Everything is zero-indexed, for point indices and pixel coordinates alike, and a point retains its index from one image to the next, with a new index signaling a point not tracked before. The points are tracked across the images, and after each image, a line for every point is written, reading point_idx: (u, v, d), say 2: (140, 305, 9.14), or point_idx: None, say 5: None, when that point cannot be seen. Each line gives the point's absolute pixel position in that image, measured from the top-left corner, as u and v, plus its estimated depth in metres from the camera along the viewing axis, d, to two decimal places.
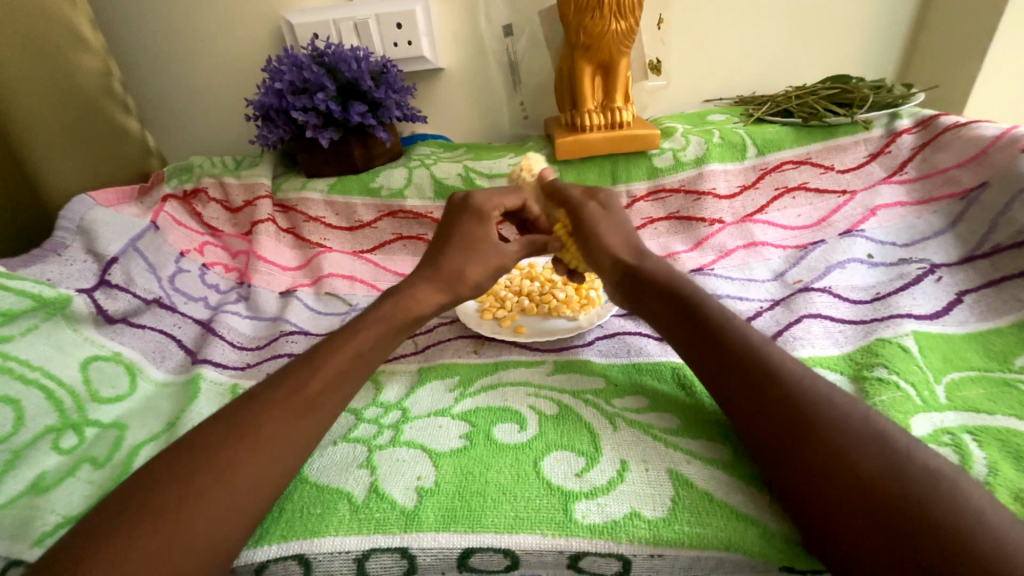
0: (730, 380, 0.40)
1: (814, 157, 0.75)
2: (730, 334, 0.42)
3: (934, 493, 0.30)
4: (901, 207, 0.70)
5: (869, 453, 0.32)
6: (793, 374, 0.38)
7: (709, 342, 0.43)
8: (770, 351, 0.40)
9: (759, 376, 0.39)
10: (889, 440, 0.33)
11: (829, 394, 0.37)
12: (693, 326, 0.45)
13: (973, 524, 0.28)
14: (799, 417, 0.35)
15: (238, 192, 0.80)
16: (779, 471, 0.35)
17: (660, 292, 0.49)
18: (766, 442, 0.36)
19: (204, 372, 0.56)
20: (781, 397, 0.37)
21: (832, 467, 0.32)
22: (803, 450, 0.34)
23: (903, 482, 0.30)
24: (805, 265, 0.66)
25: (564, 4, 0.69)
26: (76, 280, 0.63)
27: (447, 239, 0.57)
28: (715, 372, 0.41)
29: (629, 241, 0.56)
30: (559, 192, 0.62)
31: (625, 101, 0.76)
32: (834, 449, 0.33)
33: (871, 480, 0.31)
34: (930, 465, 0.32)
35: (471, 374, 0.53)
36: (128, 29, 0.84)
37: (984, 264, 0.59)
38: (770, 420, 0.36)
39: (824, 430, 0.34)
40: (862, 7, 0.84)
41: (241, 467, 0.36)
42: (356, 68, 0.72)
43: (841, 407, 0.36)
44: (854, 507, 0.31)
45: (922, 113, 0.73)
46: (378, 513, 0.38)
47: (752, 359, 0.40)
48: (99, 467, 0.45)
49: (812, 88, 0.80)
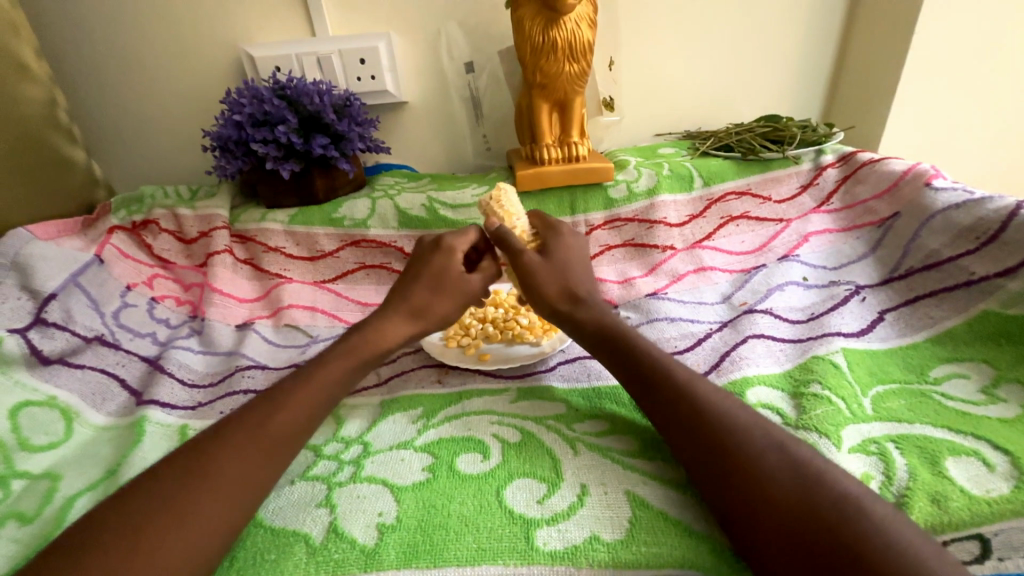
0: (663, 416, 0.43)
1: (753, 189, 0.82)
2: (660, 373, 0.45)
3: (844, 514, 0.32)
4: (830, 234, 0.77)
5: (784, 478, 0.35)
6: (718, 407, 0.41)
7: (642, 386, 0.45)
8: (698, 389, 0.43)
9: (687, 411, 0.41)
10: (802, 464, 0.36)
11: (748, 426, 0.39)
12: (629, 372, 0.47)
13: (880, 536, 0.31)
14: (743, 436, 0.38)
15: (193, 223, 0.77)
16: (715, 500, 0.37)
17: (598, 336, 0.52)
18: (701, 468, 0.38)
19: (150, 414, 0.53)
20: (706, 429, 0.39)
21: (752, 495, 0.35)
22: (728, 478, 0.37)
23: (814, 506, 0.33)
24: (749, 288, 0.71)
25: (521, 45, 0.73)
26: (9, 319, 0.60)
27: (431, 287, 0.56)
28: (653, 407, 0.44)
29: (565, 288, 0.56)
30: (503, 240, 0.59)
31: (581, 135, 0.81)
32: (754, 477, 0.36)
33: (786, 503, 0.34)
34: (840, 486, 0.34)
35: (435, 405, 0.53)
36: (76, 58, 0.82)
37: (901, 284, 0.65)
38: (702, 451, 0.39)
39: (744, 459, 0.37)
40: (786, 57, 0.94)
41: (189, 515, 0.35)
42: (318, 101, 0.72)
43: (759, 436, 0.38)
44: (770, 531, 0.33)
45: (842, 150, 0.82)
46: (337, 554, 0.37)
47: (679, 395, 0.43)
48: (27, 523, 0.42)
49: (749, 126, 0.88)
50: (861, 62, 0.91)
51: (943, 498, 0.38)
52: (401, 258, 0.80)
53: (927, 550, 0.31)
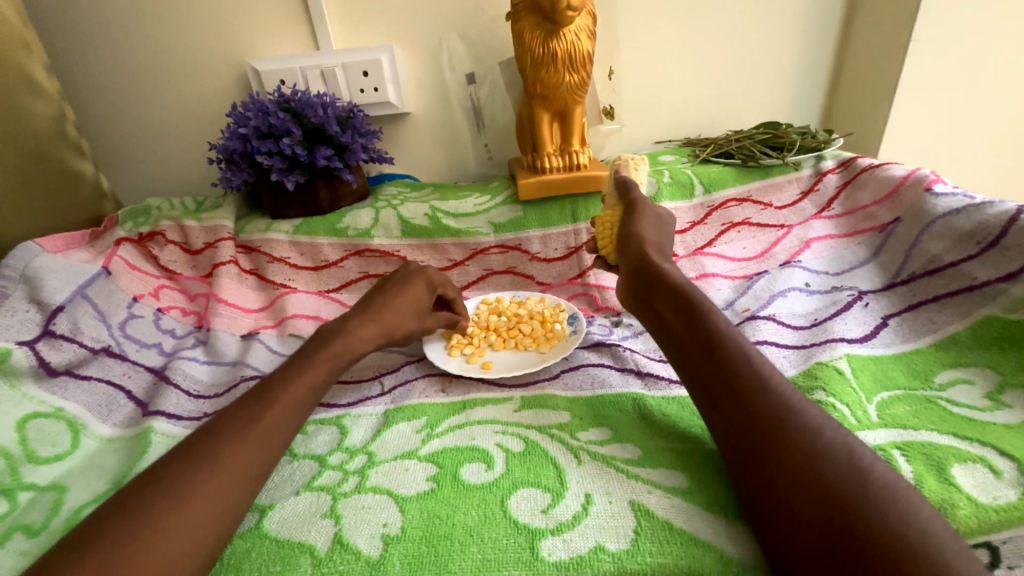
0: (723, 391, 0.42)
1: (754, 195, 0.82)
2: (726, 345, 0.45)
3: (886, 506, 0.32)
4: (831, 239, 0.77)
5: (836, 463, 0.35)
6: (777, 389, 0.41)
7: (710, 350, 0.45)
8: (762, 366, 0.43)
9: (746, 388, 0.41)
10: (855, 453, 0.36)
11: (803, 410, 0.39)
12: (698, 333, 0.47)
13: (920, 530, 0.31)
14: (774, 433, 0.38)
15: (198, 234, 0.78)
16: (755, 486, 0.37)
17: (674, 283, 0.53)
18: (741, 456, 0.39)
19: (155, 425, 0.53)
20: (761, 408, 0.40)
21: (798, 476, 0.35)
22: (777, 458, 0.37)
23: (859, 494, 0.33)
24: (752, 294, 0.71)
25: (521, 58, 0.74)
26: (16, 332, 0.60)
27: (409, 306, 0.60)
28: (715, 380, 0.44)
29: (660, 242, 0.61)
30: (627, 185, 0.69)
31: (581, 144, 0.82)
32: (801, 460, 0.36)
33: (833, 488, 0.34)
34: (885, 480, 0.34)
35: (438, 414, 0.53)
36: (84, 73, 0.84)
37: (903, 289, 0.65)
38: (754, 431, 0.39)
39: (799, 440, 0.37)
40: (785, 64, 0.95)
41: (192, 525, 0.35)
42: (322, 114, 0.73)
43: (813, 420, 0.38)
44: (808, 515, 0.34)
45: (843, 155, 0.81)
46: (341, 565, 0.37)
47: (736, 372, 0.43)
48: (33, 536, 0.42)
49: (749, 133, 0.89)
50: (859, 68, 0.92)
51: (949, 505, 0.38)
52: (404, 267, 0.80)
53: (962, 555, 0.31)
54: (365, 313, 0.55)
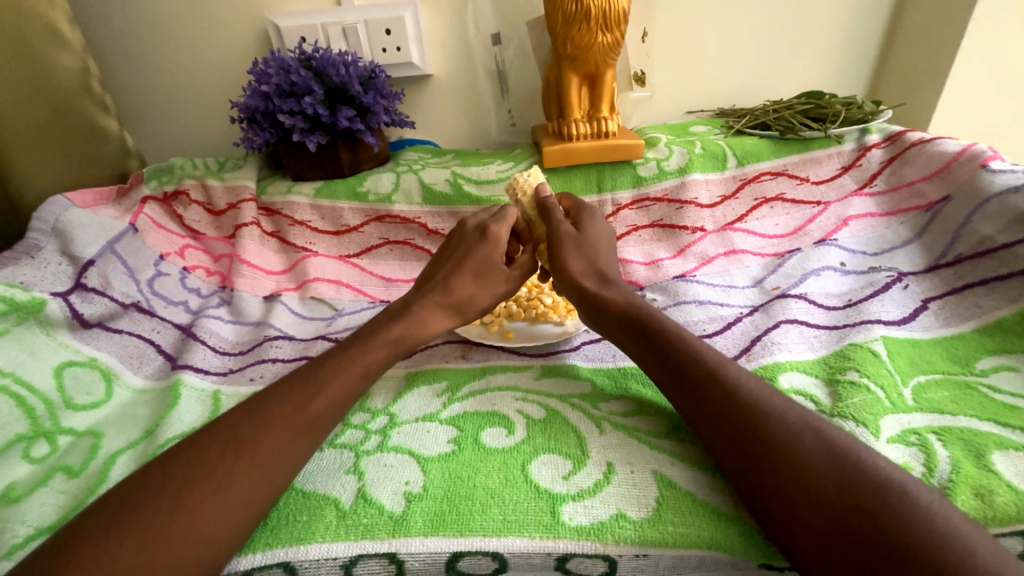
0: (694, 403, 0.41)
1: (790, 169, 0.78)
2: (690, 357, 0.43)
3: (889, 500, 0.31)
4: (871, 218, 0.73)
5: (822, 464, 0.34)
6: (755, 390, 0.40)
7: (673, 369, 0.43)
8: (733, 368, 0.42)
9: (732, 386, 0.40)
10: (844, 451, 0.35)
11: (783, 411, 0.38)
12: (653, 352, 0.46)
13: (936, 520, 0.30)
14: (769, 425, 0.37)
15: (221, 194, 0.79)
16: (750, 476, 0.36)
17: (616, 316, 0.50)
18: (735, 455, 0.37)
19: (185, 378, 0.54)
20: (749, 408, 0.38)
21: (788, 477, 0.34)
22: (764, 462, 0.35)
23: (857, 493, 0.32)
24: (783, 272, 0.68)
25: (552, 15, 0.70)
26: (51, 283, 0.61)
27: (474, 271, 0.55)
28: (681, 392, 0.42)
29: (591, 268, 0.56)
30: (546, 211, 0.62)
31: (610, 111, 0.78)
32: (796, 454, 0.35)
33: (836, 481, 0.33)
34: (885, 471, 0.33)
35: (459, 379, 0.53)
36: (107, 27, 0.83)
37: (948, 272, 0.62)
38: (737, 435, 0.37)
39: (779, 443, 0.36)
40: (834, 27, 0.88)
41: (224, 480, 0.35)
42: (344, 72, 0.71)
43: (800, 419, 0.37)
44: (811, 512, 0.32)
45: (890, 129, 0.77)
46: (365, 518, 0.38)
47: (715, 379, 0.41)
48: (73, 477, 0.44)
49: (788, 103, 0.84)
50: (915, 33, 0.85)
51: (988, 492, 0.36)
52: (425, 234, 0.79)
53: (977, 540, 0.30)
54: (435, 299, 0.53)
